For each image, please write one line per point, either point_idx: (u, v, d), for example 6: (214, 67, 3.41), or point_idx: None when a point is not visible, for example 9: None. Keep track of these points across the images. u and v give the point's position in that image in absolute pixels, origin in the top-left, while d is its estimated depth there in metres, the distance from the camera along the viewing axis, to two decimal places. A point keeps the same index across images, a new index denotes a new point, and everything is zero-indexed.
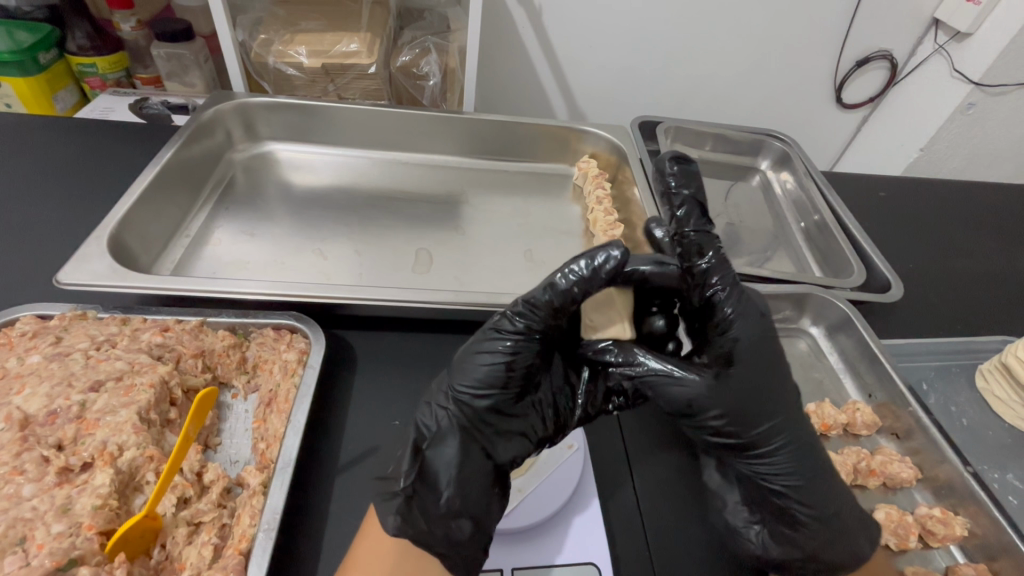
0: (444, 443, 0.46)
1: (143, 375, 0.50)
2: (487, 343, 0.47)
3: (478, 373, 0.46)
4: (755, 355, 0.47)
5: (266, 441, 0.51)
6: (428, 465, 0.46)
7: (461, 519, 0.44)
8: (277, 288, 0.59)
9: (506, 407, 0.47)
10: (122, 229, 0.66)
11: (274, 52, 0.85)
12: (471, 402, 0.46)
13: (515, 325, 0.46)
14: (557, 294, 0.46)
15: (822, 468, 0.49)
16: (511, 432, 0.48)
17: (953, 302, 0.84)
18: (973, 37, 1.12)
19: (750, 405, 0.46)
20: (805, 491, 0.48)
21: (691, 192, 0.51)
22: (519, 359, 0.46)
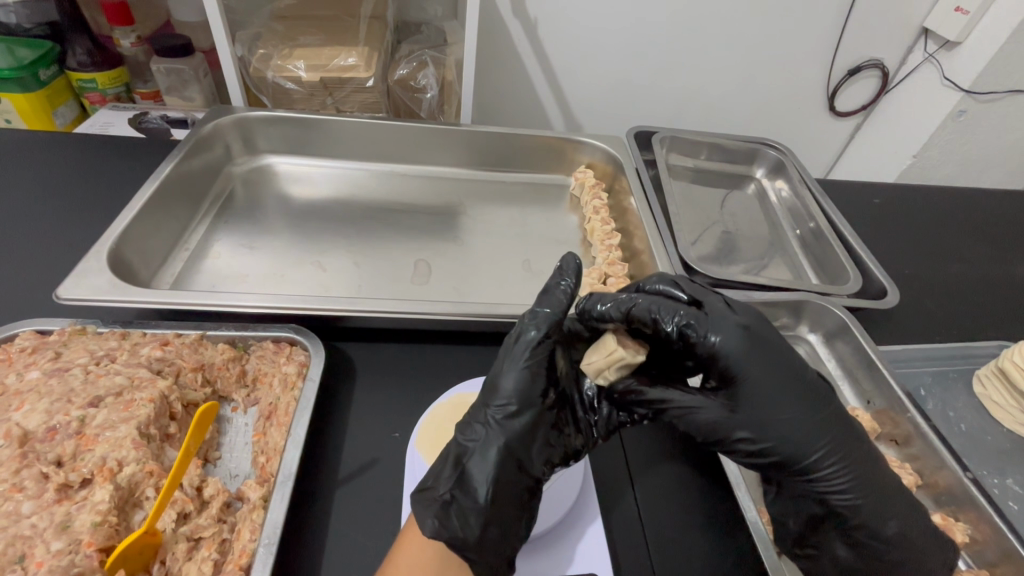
0: (484, 455, 0.46)
1: (142, 390, 0.50)
2: (516, 354, 0.49)
3: (510, 385, 0.48)
4: (759, 371, 0.47)
5: (266, 455, 0.52)
6: (467, 474, 0.45)
7: (489, 527, 0.44)
8: (276, 301, 0.59)
9: (535, 420, 0.48)
10: (121, 243, 0.65)
11: (273, 67, 0.86)
12: (505, 410, 0.47)
13: (528, 335, 0.49)
14: (558, 302, 0.50)
15: (878, 473, 0.48)
16: (543, 442, 0.48)
17: (949, 307, 0.85)
18: (962, 45, 1.14)
19: (776, 423, 0.46)
20: (854, 489, 0.47)
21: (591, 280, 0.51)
22: (538, 364, 0.48)
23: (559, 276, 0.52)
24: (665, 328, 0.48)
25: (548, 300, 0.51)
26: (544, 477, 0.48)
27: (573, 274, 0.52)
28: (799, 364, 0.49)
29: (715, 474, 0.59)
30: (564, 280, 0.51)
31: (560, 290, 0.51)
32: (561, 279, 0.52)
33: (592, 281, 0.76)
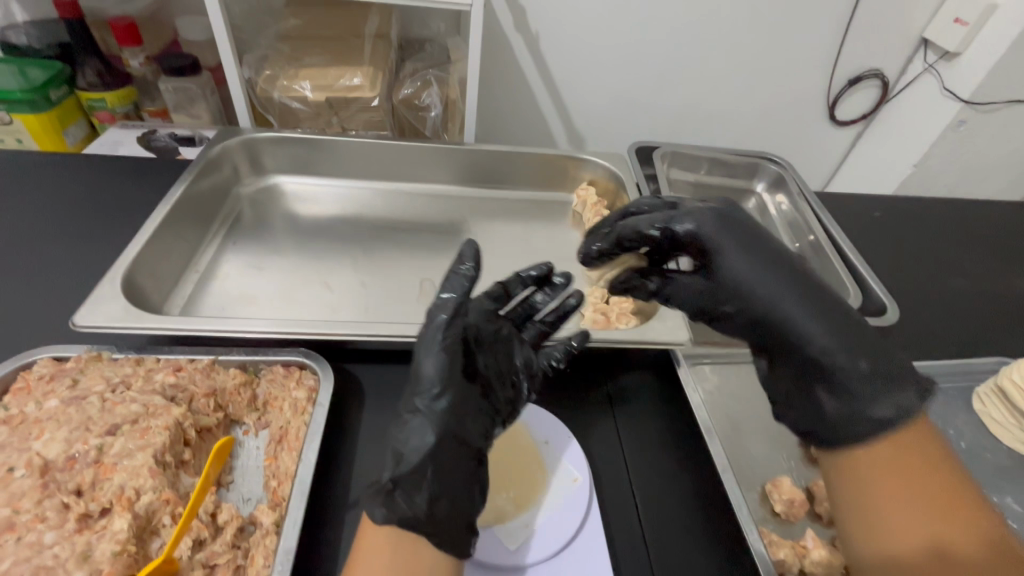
0: (418, 437, 0.47)
1: (157, 418, 0.51)
2: (432, 341, 0.50)
3: (431, 369, 0.49)
4: (726, 243, 0.57)
5: (277, 479, 0.53)
6: (404, 458, 0.46)
7: (439, 501, 0.45)
8: (285, 326, 0.60)
9: (461, 396, 0.49)
10: (135, 269, 0.66)
11: (279, 87, 0.88)
12: (432, 395, 0.49)
13: (440, 317, 0.51)
14: (462, 284, 0.53)
15: (851, 330, 0.55)
16: (474, 416, 0.50)
17: (950, 321, 0.86)
18: (962, 56, 1.15)
19: (739, 284, 0.57)
20: (842, 358, 0.53)
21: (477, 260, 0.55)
22: (455, 341, 0.51)
23: (460, 262, 0.54)
24: (646, 232, 0.59)
25: (451, 285, 0.53)
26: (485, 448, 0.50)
27: (472, 258, 0.54)
28: (767, 242, 0.58)
29: (716, 491, 0.59)
30: (465, 265, 0.54)
31: (461, 274, 0.53)
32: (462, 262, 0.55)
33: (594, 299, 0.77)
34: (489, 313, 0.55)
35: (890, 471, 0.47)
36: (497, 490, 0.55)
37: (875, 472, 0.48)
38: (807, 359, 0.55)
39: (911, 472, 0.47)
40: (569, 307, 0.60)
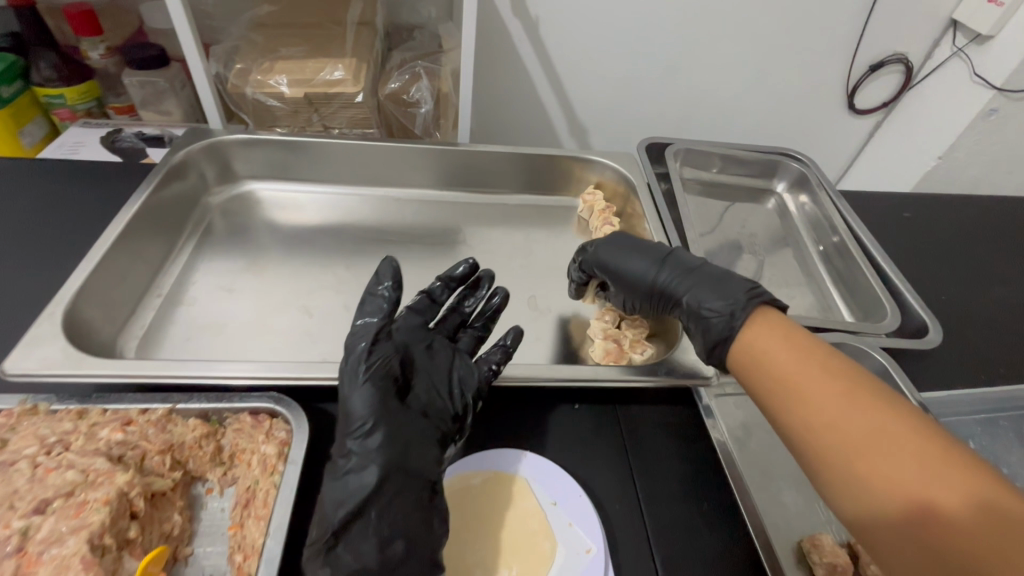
0: (358, 480, 0.43)
1: (97, 489, 0.43)
2: (355, 374, 0.46)
3: (359, 407, 0.45)
4: (606, 255, 0.67)
5: (243, 553, 0.46)
6: (342, 507, 0.42)
7: (393, 544, 0.42)
8: (252, 369, 0.53)
9: (396, 426, 0.45)
10: (79, 301, 0.58)
11: (252, 83, 0.78)
12: (363, 433, 0.44)
13: (357, 348, 0.47)
14: (378, 309, 0.49)
15: (711, 282, 0.58)
16: (419, 443, 0.46)
17: (992, 339, 0.78)
18: (995, 40, 1.06)
19: (623, 280, 0.65)
20: (701, 294, 0.57)
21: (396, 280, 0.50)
22: (377, 369, 0.46)
23: (378, 281, 0.50)
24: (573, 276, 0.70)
25: (369, 308, 0.50)
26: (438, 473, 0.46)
27: (391, 277, 0.50)
28: (647, 245, 0.66)
29: (748, 553, 0.52)
30: (383, 285, 0.50)
31: (379, 295, 0.49)
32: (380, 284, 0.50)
33: (605, 323, 0.69)
34: (416, 327, 0.52)
35: (840, 414, 0.42)
36: (498, 566, 0.48)
37: (825, 419, 0.42)
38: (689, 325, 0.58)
39: (867, 414, 0.41)
40: (495, 307, 0.59)
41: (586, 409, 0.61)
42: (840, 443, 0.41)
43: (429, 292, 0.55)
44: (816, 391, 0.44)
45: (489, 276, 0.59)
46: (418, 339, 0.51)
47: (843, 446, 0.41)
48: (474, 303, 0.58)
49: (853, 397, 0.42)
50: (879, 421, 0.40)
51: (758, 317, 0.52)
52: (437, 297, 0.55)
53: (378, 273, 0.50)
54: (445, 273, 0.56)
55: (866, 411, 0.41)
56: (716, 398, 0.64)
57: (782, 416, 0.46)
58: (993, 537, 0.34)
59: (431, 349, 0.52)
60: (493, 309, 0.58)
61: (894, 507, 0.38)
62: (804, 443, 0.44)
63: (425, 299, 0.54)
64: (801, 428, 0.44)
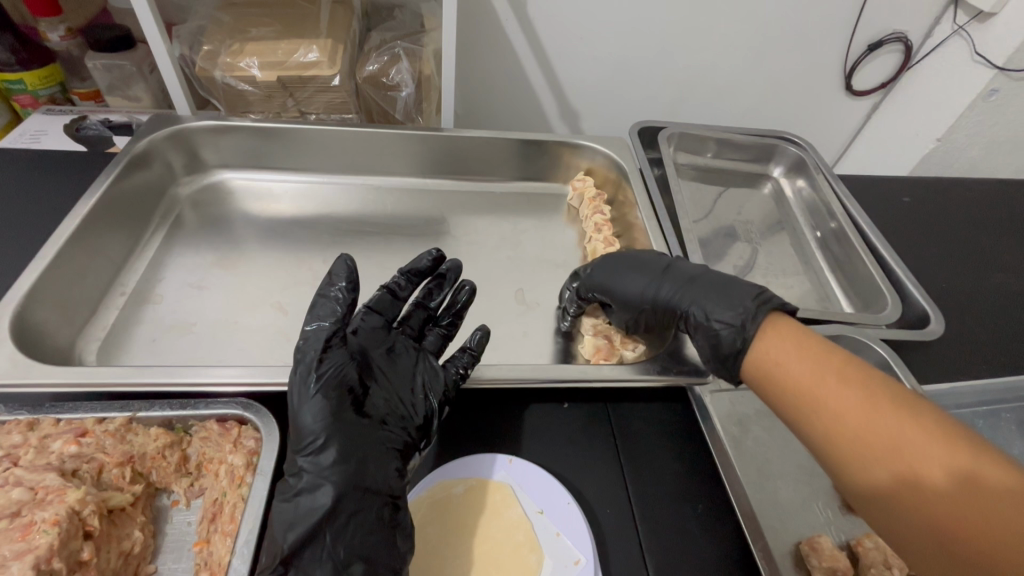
0: (310, 501, 0.41)
1: (46, 508, 0.40)
2: (305, 384, 0.44)
3: (310, 421, 0.43)
4: (600, 272, 0.63)
5: (210, 570, 0.43)
6: (293, 531, 0.40)
7: (351, 567, 0.40)
8: (218, 374, 0.49)
9: (352, 442, 0.43)
10: (32, 302, 0.54)
11: (221, 65, 0.73)
12: (315, 450, 0.42)
13: (308, 360, 0.44)
14: (331, 314, 0.47)
15: (717, 290, 0.54)
16: (377, 457, 0.44)
17: (993, 327, 0.76)
18: (997, 17, 1.02)
19: (623, 298, 0.61)
20: (707, 306, 0.54)
21: (351, 282, 0.48)
22: (329, 380, 0.44)
23: (332, 283, 0.48)
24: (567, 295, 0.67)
25: (321, 311, 0.47)
26: (399, 487, 0.44)
27: (346, 276, 0.48)
28: (643, 257, 0.63)
29: (744, 556, 0.50)
30: (337, 286, 0.48)
31: (333, 297, 0.48)
32: (335, 285, 0.49)
33: (595, 319, 0.66)
34: (375, 329, 0.50)
35: (841, 403, 0.41)
36: None
37: (828, 408, 0.41)
38: (697, 339, 0.54)
39: (865, 401, 0.40)
40: (462, 302, 0.57)
41: (575, 408, 0.58)
42: (839, 430, 0.40)
43: (390, 290, 0.53)
44: (817, 382, 0.43)
45: (454, 268, 0.58)
46: (377, 342, 0.50)
47: (842, 433, 0.40)
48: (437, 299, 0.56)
49: (853, 386, 0.41)
50: (878, 407, 0.40)
51: (767, 325, 0.49)
52: (400, 296, 0.53)
53: (332, 275, 0.48)
54: (407, 268, 0.54)
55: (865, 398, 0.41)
56: (710, 395, 0.62)
57: (802, 424, 0.43)
58: (995, 513, 0.33)
59: (391, 352, 0.50)
60: (458, 305, 0.57)
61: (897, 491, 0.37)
62: (810, 434, 0.43)
63: (386, 298, 0.52)
64: (803, 418, 0.43)
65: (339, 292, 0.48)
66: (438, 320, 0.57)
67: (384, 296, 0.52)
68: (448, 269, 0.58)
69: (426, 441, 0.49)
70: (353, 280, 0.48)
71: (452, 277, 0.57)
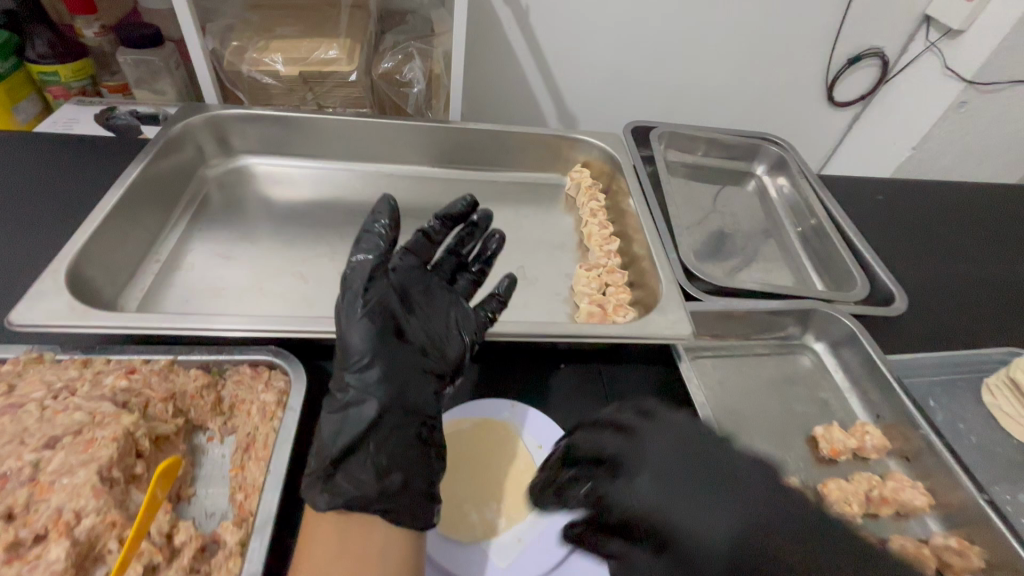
0: (357, 415, 0.46)
1: (105, 428, 0.45)
2: (353, 308, 0.50)
3: (357, 341, 0.48)
4: None
5: (244, 492, 0.48)
6: (344, 441, 0.46)
7: (391, 474, 0.45)
8: (251, 322, 0.55)
9: (393, 362, 0.49)
10: (82, 260, 0.60)
11: (247, 61, 0.80)
12: (362, 366, 0.48)
13: (357, 287, 0.50)
14: (375, 248, 0.53)
15: None
16: (416, 380, 0.49)
17: (956, 311, 0.83)
18: (965, 34, 1.11)
19: None
20: None
21: (392, 221, 0.54)
22: (375, 305, 0.50)
23: (376, 220, 0.54)
24: None
25: (366, 244, 0.53)
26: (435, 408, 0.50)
27: (389, 216, 0.54)
28: None
29: None
30: (381, 224, 0.54)
31: (377, 233, 0.54)
32: (378, 222, 0.55)
33: (591, 292, 0.73)
34: (411, 267, 0.56)
35: None
36: (486, 501, 0.52)
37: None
38: None
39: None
40: (491, 251, 0.62)
41: (572, 367, 0.63)
42: None
43: (425, 236, 0.59)
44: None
45: (485, 218, 0.63)
46: (415, 279, 0.55)
47: None
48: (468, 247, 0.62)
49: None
50: None
51: None
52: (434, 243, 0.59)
53: (376, 214, 0.54)
54: (440, 213, 0.59)
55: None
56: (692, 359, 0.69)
57: None
58: None
59: (427, 290, 0.55)
60: (487, 255, 0.62)
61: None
62: None
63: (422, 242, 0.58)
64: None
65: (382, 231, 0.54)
66: (469, 267, 0.62)
67: (420, 240, 0.58)
68: (479, 219, 0.63)
69: (459, 373, 0.54)
70: (394, 221, 0.54)
71: (484, 225, 0.63)
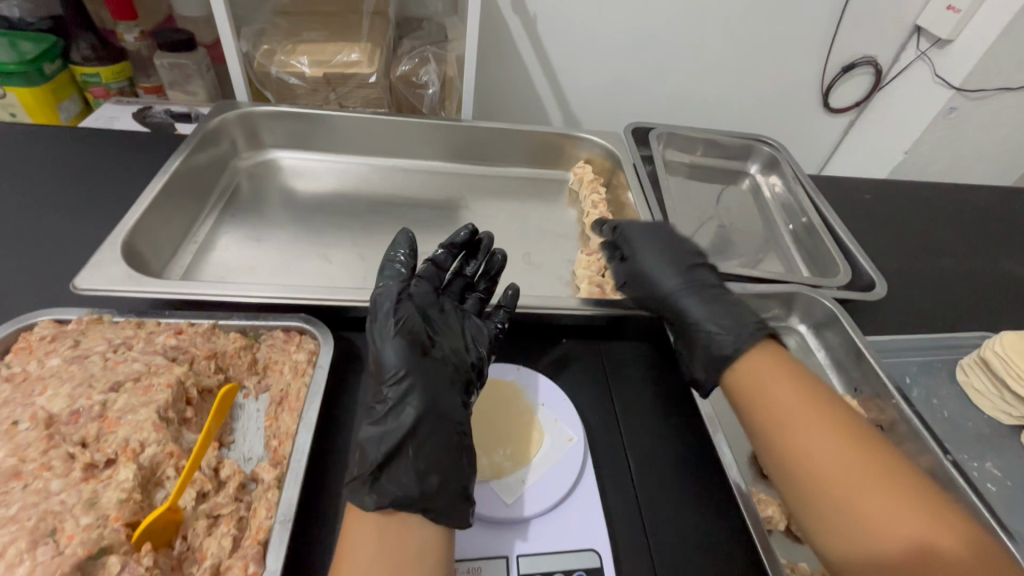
0: (396, 423, 0.50)
1: (159, 376, 0.52)
2: (385, 328, 0.55)
3: (391, 357, 0.54)
4: (648, 242, 0.70)
5: (278, 439, 0.54)
6: (388, 449, 0.49)
7: (429, 476, 0.48)
8: (285, 292, 0.61)
9: (425, 375, 0.53)
10: (133, 237, 0.67)
11: (276, 62, 0.87)
12: (397, 380, 0.52)
13: (384, 309, 0.57)
14: (396, 276, 0.61)
15: (723, 306, 0.62)
16: (446, 391, 0.53)
17: (936, 299, 0.88)
18: (953, 43, 1.17)
19: (654, 260, 0.68)
20: (710, 315, 0.61)
21: (407, 251, 0.62)
22: (403, 325, 0.56)
23: (394, 251, 0.63)
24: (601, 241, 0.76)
25: (388, 273, 0.61)
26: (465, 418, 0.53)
27: (406, 246, 0.63)
28: (677, 241, 0.70)
29: (709, 454, 0.61)
30: (399, 254, 0.62)
31: (397, 263, 0.62)
32: (397, 253, 0.63)
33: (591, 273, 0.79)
34: (428, 291, 0.61)
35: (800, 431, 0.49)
36: (495, 447, 0.58)
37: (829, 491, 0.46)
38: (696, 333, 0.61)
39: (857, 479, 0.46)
40: (495, 267, 0.68)
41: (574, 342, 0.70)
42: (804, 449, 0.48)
43: (435, 259, 0.64)
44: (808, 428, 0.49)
45: (487, 238, 0.69)
46: (432, 301, 0.61)
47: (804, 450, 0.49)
48: (474, 265, 0.68)
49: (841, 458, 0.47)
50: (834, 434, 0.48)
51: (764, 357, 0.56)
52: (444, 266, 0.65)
53: (393, 247, 0.63)
54: (447, 240, 0.65)
55: (855, 456, 0.47)
56: None
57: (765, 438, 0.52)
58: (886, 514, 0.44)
59: (444, 311, 0.61)
60: (493, 270, 0.68)
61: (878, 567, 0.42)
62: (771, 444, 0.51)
63: (432, 268, 0.63)
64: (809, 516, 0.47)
65: (399, 260, 0.62)
66: (477, 286, 0.68)
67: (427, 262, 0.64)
68: (482, 240, 0.69)
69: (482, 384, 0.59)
70: (410, 251, 0.62)
71: (485, 247, 0.68)
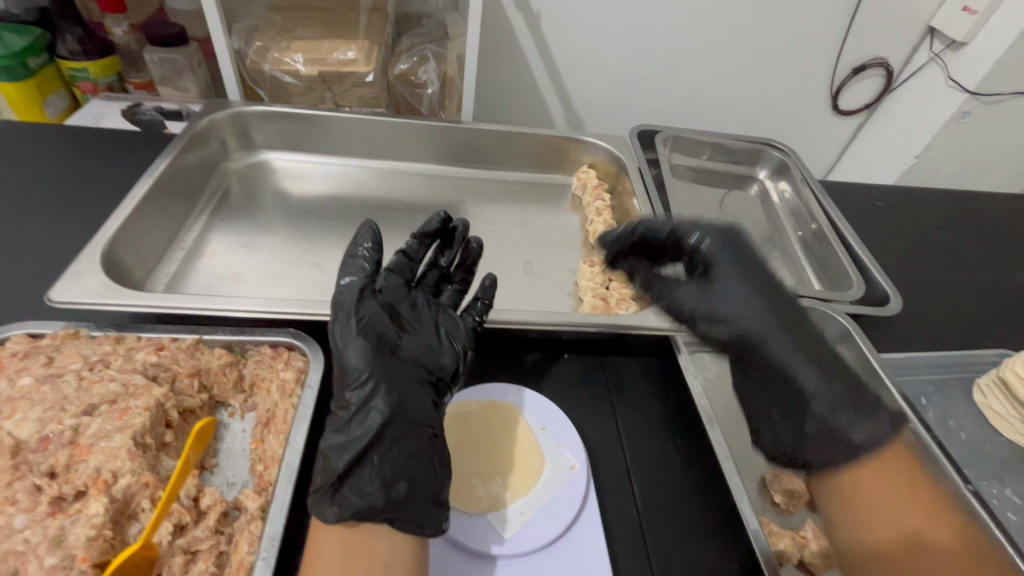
0: (360, 428, 0.47)
1: (138, 398, 0.49)
2: (347, 329, 0.51)
3: (353, 359, 0.49)
4: (730, 258, 0.71)
5: (264, 463, 0.51)
6: (351, 455, 0.46)
7: (397, 483, 0.46)
8: (274, 306, 0.58)
9: (391, 376, 0.49)
10: (113, 246, 0.64)
11: (270, 60, 0.83)
12: (360, 384, 0.48)
13: (345, 307, 0.52)
14: (359, 270, 0.55)
15: (815, 351, 0.65)
16: (416, 392, 0.50)
17: (950, 314, 0.85)
18: (968, 46, 1.13)
19: (744, 275, 0.70)
20: (801, 362, 0.65)
21: (372, 243, 0.56)
22: (366, 324, 0.51)
23: (358, 243, 0.57)
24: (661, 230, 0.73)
25: (351, 268, 0.55)
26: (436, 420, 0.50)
27: (371, 238, 0.56)
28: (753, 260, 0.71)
29: (718, 480, 0.58)
30: (362, 246, 0.56)
31: (360, 256, 0.56)
32: (360, 244, 0.57)
33: (595, 285, 0.76)
34: (397, 286, 0.57)
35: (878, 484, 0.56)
36: (492, 477, 0.55)
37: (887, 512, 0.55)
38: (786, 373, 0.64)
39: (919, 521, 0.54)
40: (472, 256, 0.64)
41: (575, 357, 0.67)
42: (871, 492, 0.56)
43: (405, 251, 0.60)
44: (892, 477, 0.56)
45: (462, 226, 0.64)
46: (401, 297, 0.57)
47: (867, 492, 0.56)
48: (448, 256, 0.64)
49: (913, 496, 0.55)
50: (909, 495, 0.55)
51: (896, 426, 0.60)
52: (415, 258, 0.60)
53: (356, 237, 0.57)
54: (418, 231, 0.61)
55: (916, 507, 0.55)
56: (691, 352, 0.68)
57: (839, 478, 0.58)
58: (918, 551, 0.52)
59: (414, 306, 0.57)
60: (468, 259, 0.64)
61: (893, 548, 0.53)
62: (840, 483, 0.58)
63: (401, 260, 0.59)
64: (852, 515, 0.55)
65: (364, 253, 0.56)
66: (452, 277, 0.65)
67: (398, 256, 0.59)
68: (456, 228, 0.64)
69: (455, 382, 0.55)
70: (376, 242, 0.56)
71: (461, 235, 0.64)
